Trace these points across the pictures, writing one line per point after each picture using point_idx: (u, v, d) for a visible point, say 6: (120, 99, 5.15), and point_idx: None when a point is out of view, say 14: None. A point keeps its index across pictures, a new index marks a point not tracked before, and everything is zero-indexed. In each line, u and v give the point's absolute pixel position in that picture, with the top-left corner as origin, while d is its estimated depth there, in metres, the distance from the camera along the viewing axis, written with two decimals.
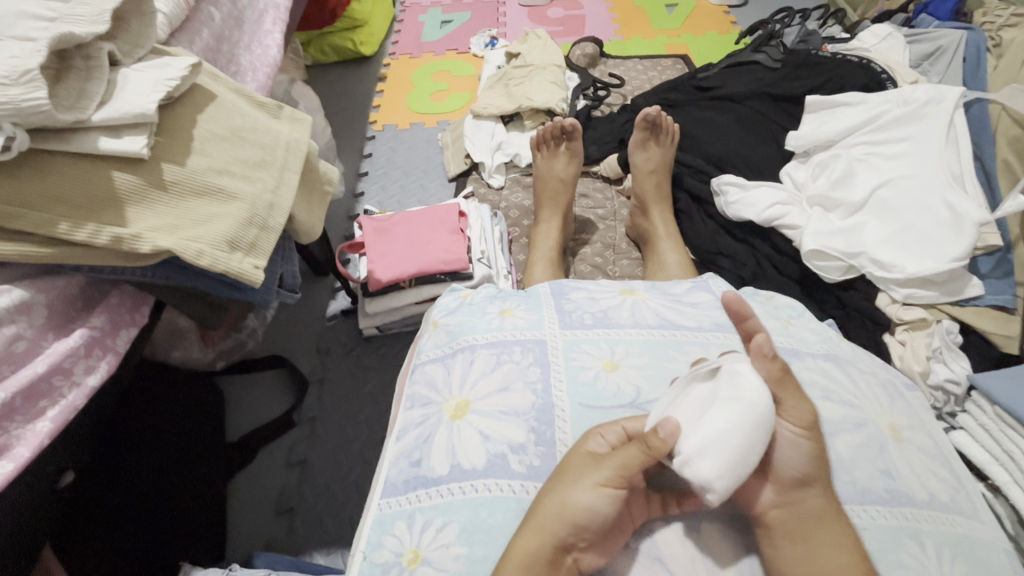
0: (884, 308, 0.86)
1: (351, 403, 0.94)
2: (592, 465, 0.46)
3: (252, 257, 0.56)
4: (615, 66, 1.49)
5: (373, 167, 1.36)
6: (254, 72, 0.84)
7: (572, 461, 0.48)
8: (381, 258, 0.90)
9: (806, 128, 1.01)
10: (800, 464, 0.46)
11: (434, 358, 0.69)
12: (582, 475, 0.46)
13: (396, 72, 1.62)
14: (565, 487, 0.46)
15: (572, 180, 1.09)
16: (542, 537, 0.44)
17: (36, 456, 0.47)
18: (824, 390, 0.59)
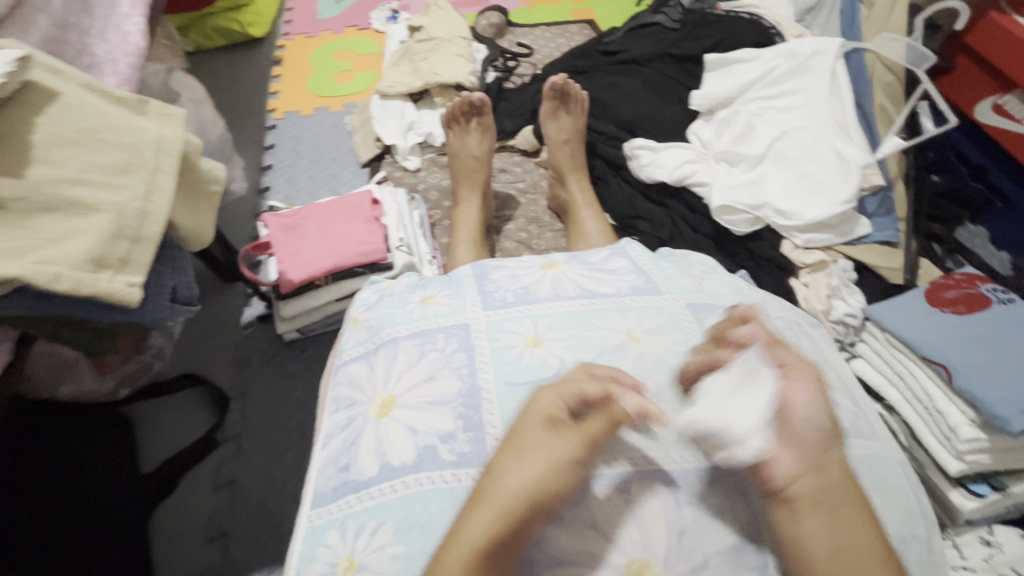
0: (788, 253, 0.90)
1: (279, 413, 0.89)
2: (555, 434, 0.47)
3: (125, 274, 0.50)
4: (522, 34, 1.45)
5: (277, 159, 1.27)
6: (114, 62, 0.75)
7: (523, 434, 0.48)
8: (292, 257, 0.84)
9: (708, 87, 1.04)
10: (811, 426, 0.48)
11: (356, 357, 0.67)
12: (546, 445, 0.47)
13: (292, 53, 1.51)
14: (523, 459, 0.46)
15: (487, 155, 1.06)
16: (496, 520, 0.43)
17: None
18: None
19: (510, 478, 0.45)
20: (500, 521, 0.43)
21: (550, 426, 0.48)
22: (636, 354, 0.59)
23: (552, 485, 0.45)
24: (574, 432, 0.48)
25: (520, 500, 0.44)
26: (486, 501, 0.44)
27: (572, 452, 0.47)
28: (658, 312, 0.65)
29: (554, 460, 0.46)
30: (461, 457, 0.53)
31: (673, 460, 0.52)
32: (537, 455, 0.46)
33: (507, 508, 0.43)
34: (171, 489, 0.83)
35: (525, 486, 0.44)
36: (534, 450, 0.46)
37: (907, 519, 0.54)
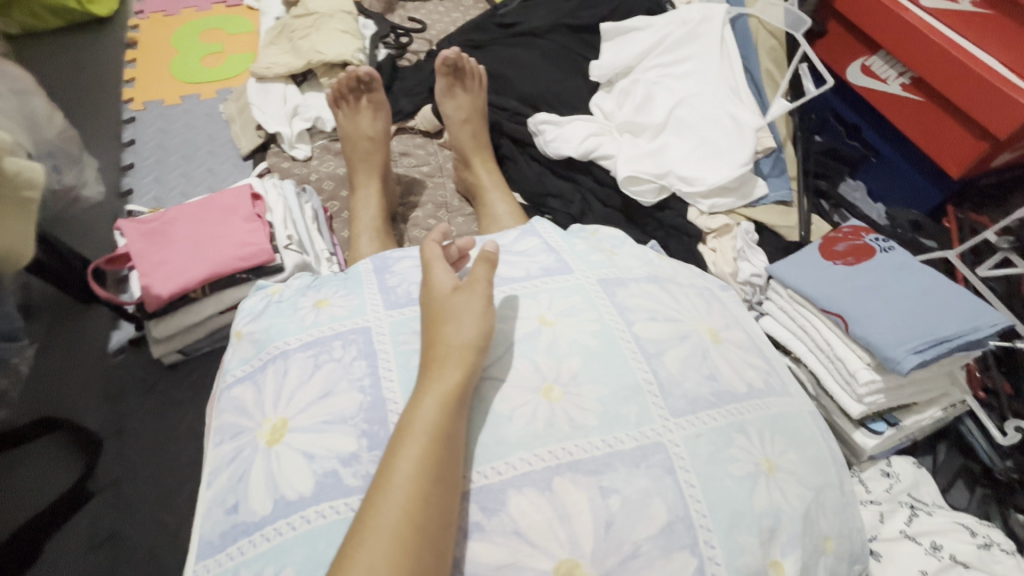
0: (694, 220, 0.91)
1: (164, 449, 0.76)
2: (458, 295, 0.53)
3: None
4: (414, 9, 1.36)
5: (139, 156, 1.10)
6: None
7: (444, 306, 0.53)
8: (157, 269, 0.73)
9: (606, 57, 1.02)
10: None
11: (242, 378, 0.58)
12: (461, 309, 0.52)
13: (148, 34, 1.31)
14: (446, 333, 0.51)
15: (384, 136, 0.98)
16: (453, 368, 0.48)
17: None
18: (647, 317, 0.60)
19: (448, 335, 0.50)
20: (448, 395, 0.47)
21: (455, 293, 0.53)
22: (550, 339, 0.56)
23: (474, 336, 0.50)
24: (475, 285, 0.53)
25: (455, 366, 0.48)
26: (427, 387, 0.47)
27: (483, 301, 0.52)
28: (570, 291, 0.62)
29: (479, 309, 0.52)
30: (367, 480, 0.48)
31: (596, 447, 0.49)
32: (462, 311, 0.52)
33: (457, 356, 0.49)
34: (31, 560, 0.68)
35: (456, 350, 0.49)
36: (462, 316, 0.51)
37: (822, 469, 0.56)
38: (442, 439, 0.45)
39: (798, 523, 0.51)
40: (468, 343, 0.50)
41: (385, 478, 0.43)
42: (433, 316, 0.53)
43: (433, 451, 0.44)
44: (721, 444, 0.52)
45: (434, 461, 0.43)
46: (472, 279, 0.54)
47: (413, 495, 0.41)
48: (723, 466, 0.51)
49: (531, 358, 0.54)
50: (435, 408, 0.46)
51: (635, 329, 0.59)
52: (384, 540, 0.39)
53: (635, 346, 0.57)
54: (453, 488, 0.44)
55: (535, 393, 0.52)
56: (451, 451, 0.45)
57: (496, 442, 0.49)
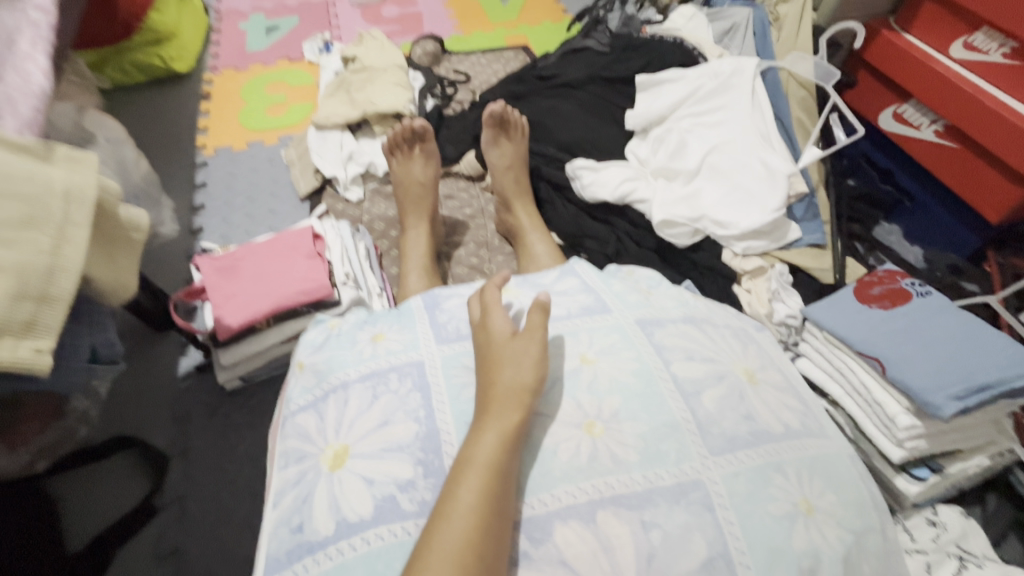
0: (728, 261, 0.94)
1: (224, 468, 0.82)
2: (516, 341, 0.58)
3: (31, 340, 0.45)
4: (459, 62, 1.47)
5: (210, 197, 1.20)
6: (15, 106, 0.69)
7: (503, 350, 0.57)
8: (229, 301, 0.80)
9: (641, 106, 1.08)
10: None
11: (305, 406, 0.63)
12: (518, 353, 0.56)
13: (221, 87, 1.45)
14: (504, 375, 0.55)
15: (433, 181, 1.05)
16: (510, 409, 0.52)
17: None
18: (682, 358, 0.63)
19: (505, 378, 0.54)
20: (506, 434, 0.50)
21: (514, 339, 0.57)
22: (590, 378, 0.59)
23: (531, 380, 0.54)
24: (532, 332, 0.58)
25: (512, 407, 0.52)
26: (486, 424, 0.51)
27: (539, 347, 0.57)
28: (609, 331, 0.65)
29: (534, 354, 0.56)
30: (422, 506, 0.51)
31: (636, 482, 0.52)
32: (517, 356, 0.56)
33: (513, 398, 0.53)
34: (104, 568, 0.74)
35: (513, 392, 0.53)
36: (519, 361, 0.55)
37: (863, 513, 0.56)
38: (499, 474, 0.48)
39: (839, 566, 0.51)
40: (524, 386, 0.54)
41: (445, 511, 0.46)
42: (492, 359, 0.57)
43: (491, 485, 0.47)
44: (759, 483, 0.54)
45: (492, 494, 0.47)
46: (529, 327, 0.58)
47: (473, 526, 0.45)
48: (761, 505, 0.53)
49: (574, 395, 0.58)
50: (495, 445, 0.50)
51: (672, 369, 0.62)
52: (446, 565, 0.42)
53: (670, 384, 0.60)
54: (507, 525, 0.47)
55: (577, 428, 0.55)
56: (506, 487, 0.48)
57: (541, 476, 0.52)
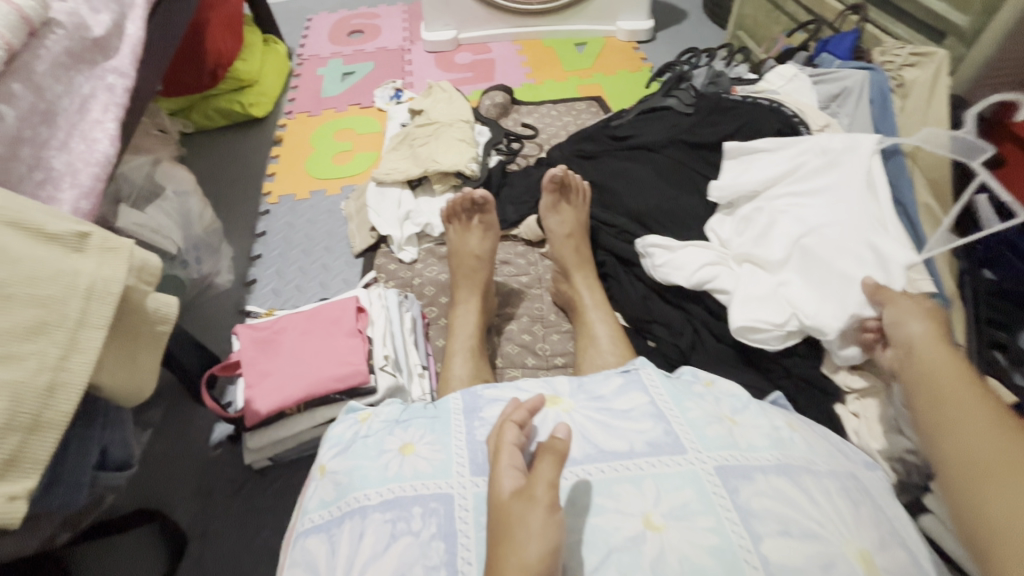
0: (832, 374, 0.78)
1: (242, 559, 0.76)
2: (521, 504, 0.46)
3: (9, 482, 0.41)
4: (527, 113, 1.41)
5: (268, 247, 1.20)
6: (75, 175, 0.68)
7: (507, 516, 0.46)
8: (261, 381, 0.75)
9: (728, 178, 0.95)
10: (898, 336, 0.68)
11: (318, 527, 0.56)
12: (520, 522, 0.45)
13: (293, 133, 1.48)
14: (507, 557, 0.43)
15: (490, 254, 0.98)
16: None
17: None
18: (775, 533, 0.50)
19: (506, 557, 0.43)
20: None
21: (515, 500, 0.47)
22: (656, 554, 0.48)
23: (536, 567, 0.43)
24: (536, 490, 0.47)
25: None
26: None
27: (545, 512, 0.45)
28: (684, 482, 0.53)
29: (541, 522, 0.45)
30: None
31: None
32: (520, 524, 0.45)
33: None
34: None
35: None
36: (524, 535, 0.44)
37: None
38: None
39: None
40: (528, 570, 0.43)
41: None
42: (500, 526, 0.46)
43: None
44: None
45: None
46: (534, 481, 0.47)
47: None
48: None
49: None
50: None
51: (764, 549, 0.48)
52: None
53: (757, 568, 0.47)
54: None
55: None
56: None
57: None
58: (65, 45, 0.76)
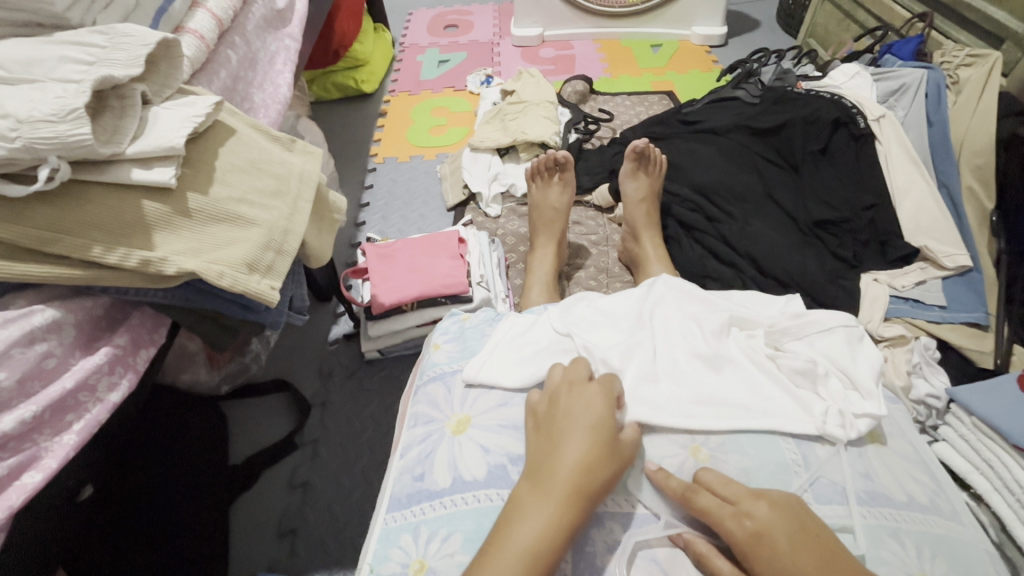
0: (866, 325, 0.89)
1: (353, 426, 0.95)
2: (576, 430, 0.52)
3: (269, 279, 0.58)
4: (604, 102, 1.57)
5: (374, 197, 1.41)
6: (266, 109, 0.89)
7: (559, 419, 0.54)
8: (384, 282, 0.94)
9: (821, 185, 1.06)
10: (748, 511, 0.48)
11: (435, 378, 0.72)
12: (571, 422, 0.53)
13: (396, 107, 1.70)
14: (561, 447, 0.51)
15: (566, 209, 1.14)
16: (551, 492, 0.48)
17: (45, 484, 0.45)
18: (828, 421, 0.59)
19: (555, 449, 0.51)
20: (557, 515, 0.47)
21: (574, 406, 0.54)
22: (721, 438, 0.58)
23: (585, 467, 0.50)
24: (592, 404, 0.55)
25: (565, 487, 0.49)
26: (537, 502, 0.48)
27: (601, 419, 0.53)
28: (766, 395, 0.62)
29: (588, 423, 0.52)
30: None
31: None
32: (567, 424, 0.53)
33: (563, 473, 0.49)
34: (250, 484, 0.87)
35: (573, 469, 0.49)
36: (571, 437, 0.52)
37: None
38: (535, 564, 0.45)
39: None
40: (578, 463, 0.50)
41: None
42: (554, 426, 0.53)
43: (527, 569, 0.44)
44: (869, 542, 0.51)
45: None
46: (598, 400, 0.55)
47: None
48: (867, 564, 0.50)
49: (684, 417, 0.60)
50: (542, 523, 0.47)
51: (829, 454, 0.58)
52: None
53: (818, 464, 0.57)
54: None
55: (683, 448, 0.58)
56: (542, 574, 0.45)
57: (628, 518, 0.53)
58: (262, 13, 0.98)
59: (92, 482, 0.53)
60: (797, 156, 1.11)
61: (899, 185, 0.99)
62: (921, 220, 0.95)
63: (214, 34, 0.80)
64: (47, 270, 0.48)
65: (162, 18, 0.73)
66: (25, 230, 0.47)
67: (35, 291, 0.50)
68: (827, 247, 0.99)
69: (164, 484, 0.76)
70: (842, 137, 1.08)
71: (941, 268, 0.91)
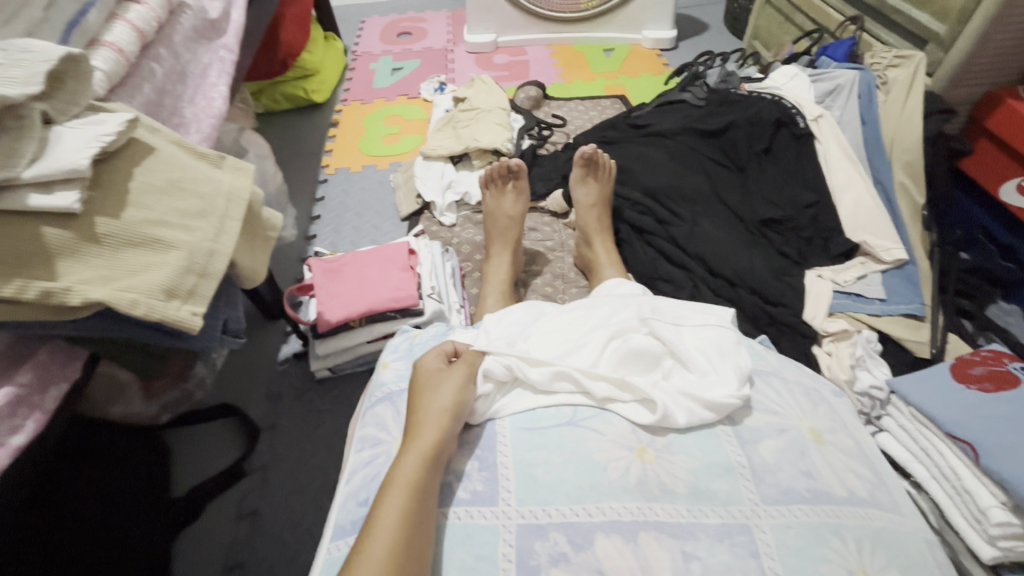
0: (810, 321, 0.91)
1: (304, 448, 0.91)
2: (443, 387, 0.60)
3: (190, 304, 0.55)
4: (557, 107, 1.58)
5: (326, 210, 1.37)
6: (198, 123, 0.86)
7: (431, 380, 0.61)
8: (331, 299, 0.91)
9: (767, 185, 1.07)
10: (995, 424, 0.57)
11: (382, 398, 0.70)
12: (443, 381, 0.60)
13: (347, 117, 1.66)
14: (428, 400, 0.59)
15: (519, 216, 1.13)
16: (422, 436, 0.55)
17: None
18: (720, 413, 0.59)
19: (423, 403, 0.59)
20: (427, 454, 0.54)
21: (440, 372, 0.62)
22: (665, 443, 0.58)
23: (450, 414, 0.58)
24: (456, 365, 0.62)
25: (433, 429, 0.56)
26: (409, 446, 0.55)
27: (464, 377, 0.61)
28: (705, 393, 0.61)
29: (457, 382, 0.60)
30: (474, 496, 0.55)
31: (680, 514, 0.52)
32: (437, 382, 0.60)
33: (429, 421, 0.57)
34: (195, 516, 0.83)
35: (432, 416, 0.57)
36: (435, 390, 0.59)
37: None
38: (416, 492, 0.52)
39: None
40: (445, 409, 0.58)
41: (366, 535, 0.49)
42: (415, 394, 0.61)
43: (410, 497, 0.51)
44: (811, 541, 0.52)
45: (412, 509, 0.50)
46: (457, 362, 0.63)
47: (394, 538, 0.48)
48: (810, 562, 0.50)
49: (631, 421, 0.59)
50: (416, 464, 0.54)
51: (766, 455, 0.58)
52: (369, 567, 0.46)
53: (758, 465, 0.57)
54: (420, 540, 0.49)
55: (630, 451, 0.56)
56: (420, 500, 0.51)
57: (573, 530, 0.51)
58: (192, 23, 0.94)
59: (0, 533, 0.49)
60: (743, 157, 1.12)
61: (837, 182, 1.01)
62: (859, 217, 0.97)
63: (135, 47, 0.76)
64: None
65: (74, 32, 0.69)
66: None
67: None
68: (773, 245, 1.01)
69: (87, 533, 0.69)
70: (784, 137, 1.11)
71: (880, 262, 0.94)
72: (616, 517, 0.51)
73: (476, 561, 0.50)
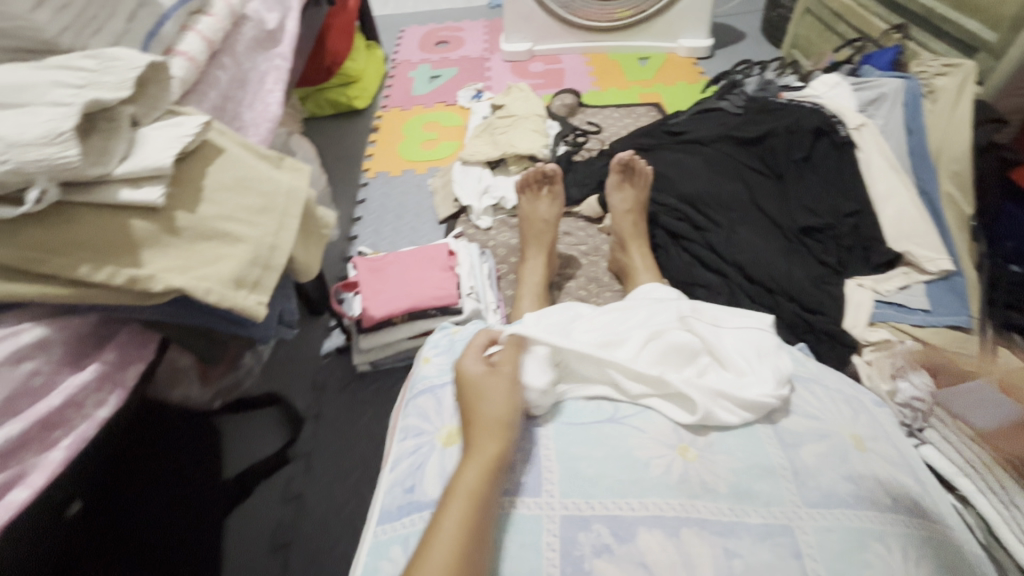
0: (851, 330, 0.91)
1: (346, 439, 0.95)
2: (494, 393, 0.59)
3: (256, 294, 0.59)
4: (593, 114, 1.60)
5: (366, 212, 1.42)
6: (257, 127, 0.91)
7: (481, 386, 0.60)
8: (375, 296, 0.95)
9: (806, 193, 1.07)
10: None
11: (424, 391, 0.73)
12: (494, 387, 0.60)
13: (388, 123, 1.72)
14: (483, 407, 0.58)
15: (555, 220, 1.15)
16: (480, 447, 0.55)
17: (33, 501, 0.45)
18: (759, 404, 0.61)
19: (477, 411, 0.58)
20: (486, 465, 0.54)
21: (489, 375, 0.61)
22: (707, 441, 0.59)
23: (505, 422, 0.57)
24: (504, 368, 0.61)
25: (490, 439, 0.56)
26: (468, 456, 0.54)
27: (513, 381, 0.60)
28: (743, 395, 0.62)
29: (509, 388, 0.59)
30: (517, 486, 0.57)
31: (722, 512, 0.53)
32: (489, 388, 0.60)
33: (486, 430, 0.56)
34: (244, 499, 0.87)
35: (489, 425, 0.56)
36: (488, 396, 0.59)
37: None
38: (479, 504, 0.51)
39: None
40: (499, 418, 0.57)
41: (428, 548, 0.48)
42: (465, 400, 0.60)
43: (474, 510, 0.50)
44: (854, 545, 0.52)
45: (476, 522, 0.50)
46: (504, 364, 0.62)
47: (459, 554, 0.47)
48: (854, 567, 0.50)
49: (671, 419, 0.60)
50: (476, 475, 0.53)
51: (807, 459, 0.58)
52: None
53: (799, 469, 0.57)
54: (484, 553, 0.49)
55: (672, 449, 0.57)
56: (482, 511, 0.51)
57: (616, 524, 0.52)
58: (252, 33, 1.00)
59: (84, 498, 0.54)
60: (781, 165, 1.12)
61: (880, 191, 1.00)
62: (902, 226, 0.96)
63: (204, 56, 0.82)
64: (34, 290, 0.49)
65: (152, 41, 0.75)
66: (15, 251, 0.48)
67: (22, 311, 0.51)
68: (812, 253, 1.01)
69: None
70: (824, 146, 1.10)
71: (924, 272, 0.93)
72: (658, 511, 0.53)
73: (521, 548, 0.52)
